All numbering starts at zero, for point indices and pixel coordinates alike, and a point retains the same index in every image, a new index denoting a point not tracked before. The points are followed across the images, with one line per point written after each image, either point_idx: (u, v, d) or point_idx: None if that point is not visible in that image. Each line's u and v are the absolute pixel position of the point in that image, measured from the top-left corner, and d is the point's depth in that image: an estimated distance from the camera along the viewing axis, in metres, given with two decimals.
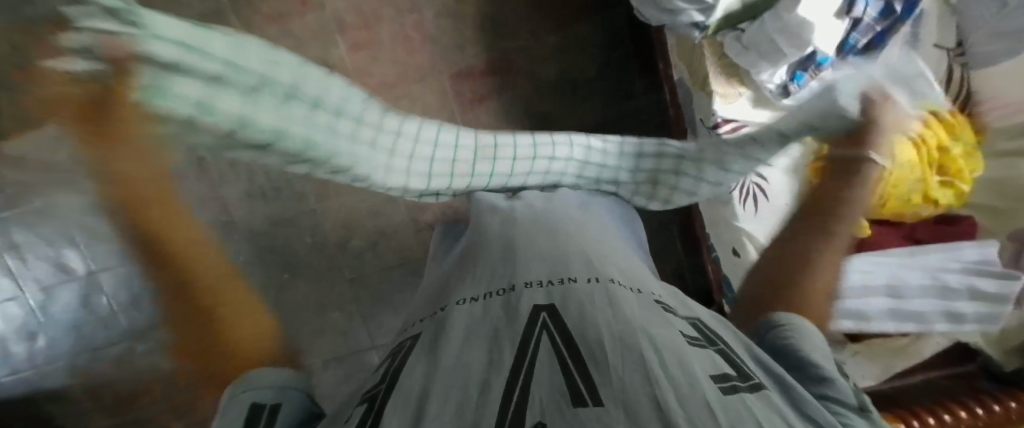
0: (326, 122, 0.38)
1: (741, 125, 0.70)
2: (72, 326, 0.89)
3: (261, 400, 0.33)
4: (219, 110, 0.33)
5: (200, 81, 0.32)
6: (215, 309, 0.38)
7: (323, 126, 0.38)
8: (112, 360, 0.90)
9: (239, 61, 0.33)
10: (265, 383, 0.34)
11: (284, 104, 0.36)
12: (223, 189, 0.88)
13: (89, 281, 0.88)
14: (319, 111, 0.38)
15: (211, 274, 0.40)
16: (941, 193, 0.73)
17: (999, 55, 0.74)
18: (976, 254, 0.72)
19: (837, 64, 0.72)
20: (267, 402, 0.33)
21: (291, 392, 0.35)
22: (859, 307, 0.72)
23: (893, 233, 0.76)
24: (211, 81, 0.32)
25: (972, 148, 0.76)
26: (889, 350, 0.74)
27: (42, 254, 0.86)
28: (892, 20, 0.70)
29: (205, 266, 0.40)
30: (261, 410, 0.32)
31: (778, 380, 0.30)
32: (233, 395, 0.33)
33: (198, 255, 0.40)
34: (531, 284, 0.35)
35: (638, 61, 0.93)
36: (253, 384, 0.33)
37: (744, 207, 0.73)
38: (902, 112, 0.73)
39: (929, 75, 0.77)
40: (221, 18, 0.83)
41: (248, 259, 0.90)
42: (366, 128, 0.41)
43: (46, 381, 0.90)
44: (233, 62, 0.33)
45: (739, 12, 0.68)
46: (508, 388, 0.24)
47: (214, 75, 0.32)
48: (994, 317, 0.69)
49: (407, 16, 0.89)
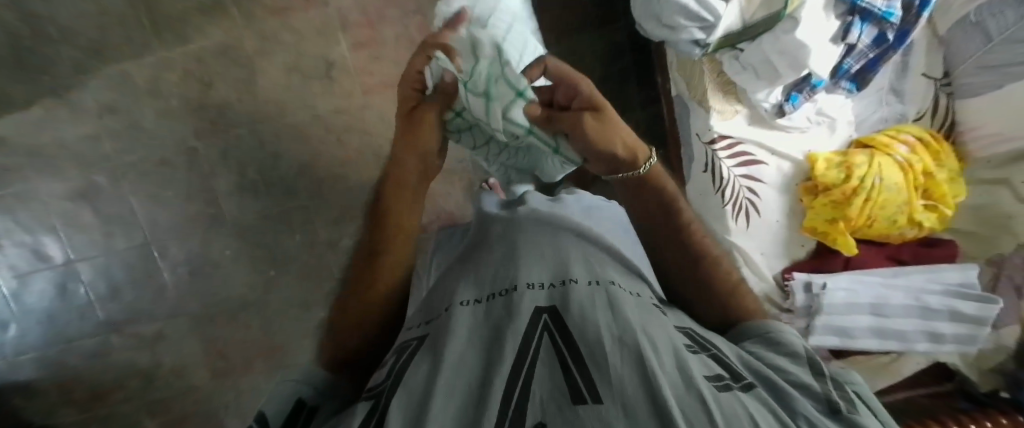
0: (494, 99, 0.43)
1: (736, 143, 0.73)
2: (45, 316, 0.85)
3: (304, 395, 0.34)
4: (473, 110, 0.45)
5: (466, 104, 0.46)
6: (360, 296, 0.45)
7: (493, 106, 0.43)
8: (86, 354, 0.87)
9: (477, 98, 0.44)
10: (308, 380, 0.35)
11: (485, 102, 0.44)
12: (214, 182, 0.87)
13: (67, 270, 0.85)
14: (493, 98, 0.43)
15: (381, 274, 0.46)
16: (925, 216, 0.75)
17: (985, 87, 0.76)
18: (958, 277, 0.75)
19: (831, 87, 0.74)
20: (307, 399, 0.34)
21: (333, 395, 0.36)
22: (845, 324, 0.73)
23: (878, 253, 0.79)
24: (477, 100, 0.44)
25: (955, 173, 0.78)
26: (872, 368, 0.76)
27: (19, 241, 0.83)
28: (884, 48, 0.72)
29: (383, 270, 0.46)
30: (301, 409, 0.33)
31: (767, 383, 0.29)
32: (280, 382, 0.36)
33: (390, 256, 0.47)
34: (533, 285, 0.35)
35: (637, 76, 0.97)
36: (301, 377, 0.36)
37: (738, 221, 0.73)
38: (892, 136, 0.75)
39: (916, 101, 0.79)
40: (222, 9, 0.83)
41: (236, 253, 0.89)
42: (502, 97, 0.42)
43: (14, 373, 0.86)
44: (477, 99, 0.44)
45: (738, 33, 0.66)
46: (510, 384, 0.24)
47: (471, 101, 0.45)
48: (971, 338, 0.73)
49: (411, 18, 0.90)
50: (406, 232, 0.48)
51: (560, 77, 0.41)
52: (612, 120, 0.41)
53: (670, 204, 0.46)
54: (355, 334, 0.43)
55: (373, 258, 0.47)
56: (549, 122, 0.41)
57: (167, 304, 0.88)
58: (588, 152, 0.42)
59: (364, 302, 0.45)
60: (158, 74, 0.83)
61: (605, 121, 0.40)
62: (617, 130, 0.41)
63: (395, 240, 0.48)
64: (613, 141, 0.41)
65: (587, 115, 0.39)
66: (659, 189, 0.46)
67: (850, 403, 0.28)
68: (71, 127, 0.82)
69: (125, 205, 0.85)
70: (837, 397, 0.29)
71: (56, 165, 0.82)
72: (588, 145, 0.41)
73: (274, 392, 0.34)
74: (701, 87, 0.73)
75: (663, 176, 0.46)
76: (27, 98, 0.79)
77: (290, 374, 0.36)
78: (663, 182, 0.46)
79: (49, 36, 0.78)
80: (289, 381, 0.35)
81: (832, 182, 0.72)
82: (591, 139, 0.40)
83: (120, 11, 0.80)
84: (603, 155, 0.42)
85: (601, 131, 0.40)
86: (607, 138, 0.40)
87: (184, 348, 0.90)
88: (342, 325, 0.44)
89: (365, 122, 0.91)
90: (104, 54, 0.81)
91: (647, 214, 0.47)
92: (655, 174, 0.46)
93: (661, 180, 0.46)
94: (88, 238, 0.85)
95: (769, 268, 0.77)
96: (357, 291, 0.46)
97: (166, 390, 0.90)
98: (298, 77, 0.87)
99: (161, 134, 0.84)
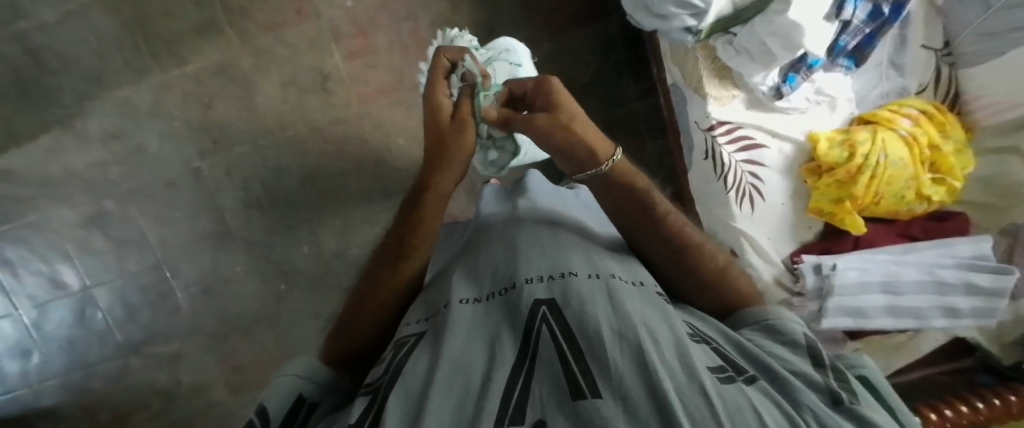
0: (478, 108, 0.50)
1: (736, 127, 0.72)
2: (66, 342, 0.87)
3: (306, 392, 0.33)
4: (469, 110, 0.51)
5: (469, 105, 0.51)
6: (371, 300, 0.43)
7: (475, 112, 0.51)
8: (108, 377, 0.89)
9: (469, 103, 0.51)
10: (314, 377, 0.34)
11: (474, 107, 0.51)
12: (219, 200, 0.88)
13: (84, 296, 0.86)
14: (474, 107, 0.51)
15: (396, 283, 0.44)
16: (934, 190, 0.74)
17: (987, 54, 0.74)
18: (970, 250, 0.73)
19: (828, 65, 0.72)
20: (308, 396, 0.33)
21: (331, 394, 0.36)
22: (858, 304, 0.72)
23: (888, 231, 0.77)
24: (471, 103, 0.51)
25: (962, 144, 0.77)
26: (887, 349, 0.75)
27: (36, 270, 0.85)
28: (880, 22, 0.71)
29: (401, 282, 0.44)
30: (300, 407, 0.32)
31: (771, 374, 0.29)
32: (280, 375, 0.34)
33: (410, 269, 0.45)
34: (532, 279, 0.35)
35: (632, 66, 0.96)
36: (306, 373, 0.34)
37: (742, 207, 0.73)
38: (894, 111, 0.74)
39: (917, 74, 0.78)
40: (216, 29, 0.84)
41: (245, 269, 0.90)
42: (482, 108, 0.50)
43: (39, 400, 0.87)
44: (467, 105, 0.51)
45: (730, 17, 0.66)
46: (510, 382, 0.24)
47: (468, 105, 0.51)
48: (990, 311, 0.72)
49: (403, 25, 0.90)
50: (428, 242, 0.46)
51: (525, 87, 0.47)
52: (570, 117, 0.43)
53: (644, 198, 0.44)
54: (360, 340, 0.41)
55: (394, 262, 0.45)
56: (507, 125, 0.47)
57: (182, 323, 0.90)
58: (547, 149, 0.45)
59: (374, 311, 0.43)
60: (158, 97, 0.84)
61: (557, 116, 0.43)
62: (574, 126, 0.43)
63: (418, 247, 0.45)
64: (568, 138, 0.43)
65: (537, 115, 0.43)
66: (630, 184, 0.45)
67: (859, 398, 0.28)
68: (78, 155, 0.83)
69: (135, 228, 0.86)
70: (844, 389, 0.28)
71: (66, 192, 0.84)
72: (540, 140, 0.44)
73: (274, 385, 0.33)
74: (696, 73, 0.72)
75: (630, 169, 0.45)
76: (33, 129, 0.81)
77: (289, 368, 0.35)
78: (630, 177, 0.45)
79: (51, 67, 0.80)
80: (289, 376, 0.34)
81: (835, 161, 0.71)
82: (539, 134, 0.43)
83: (118, 37, 0.81)
84: (559, 151, 0.44)
85: (552, 125, 0.43)
86: (558, 131, 0.43)
87: (201, 365, 0.91)
88: (347, 321, 0.43)
89: (364, 131, 0.91)
90: (106, 82, 0.82)
91: (624, 210, 0.45)
92: (621, 174, 0.45)
93: (628, 175, 0.45)
94: (102, 262, 0.86)
95: (778, 252, 0.76)
96: (370, 295, 0.44)
97: (186, 407, 0.91)
98: (295, 90, 0.88)
99: (165, 156, 0.85)
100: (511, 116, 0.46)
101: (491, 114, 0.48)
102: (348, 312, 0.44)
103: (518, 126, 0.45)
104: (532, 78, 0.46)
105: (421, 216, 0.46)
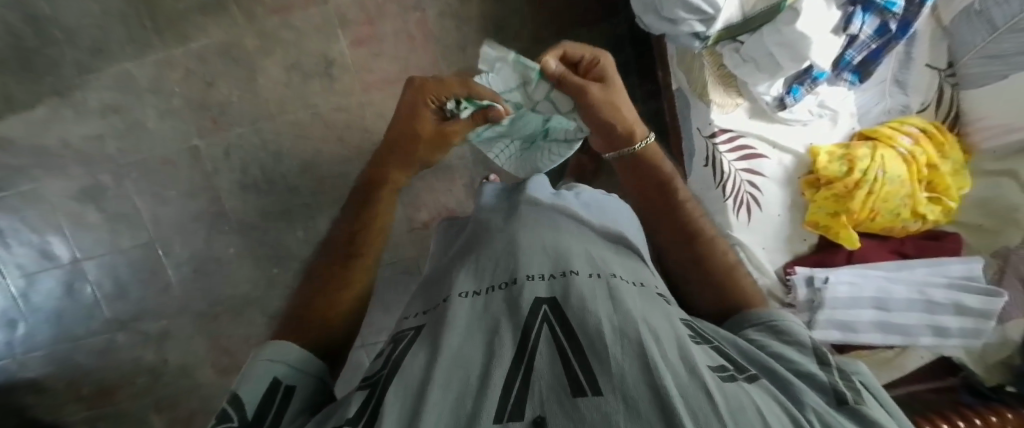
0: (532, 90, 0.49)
1: (738, 136, 0.73)
2: (54, 314, 0.87)
3: (282, 376, 0.33)
4: (514, 92, 0.49)
5: (513, 89, 0.48)
6: (337, 288, 0.44)
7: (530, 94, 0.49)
8: (95, 351, 0.88)
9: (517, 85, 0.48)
10: (290, 361, 0.34)
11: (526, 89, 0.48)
12: (215, 180, 0.87)
13: (74, 268, 0.86)
14: (528, 88, 0.48)
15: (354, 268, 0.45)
16: (929, 209, 0.75)
17: (990, 76, 0.74)
18: (962, 269, 0.75)
19: (833, 78, 0.73)
20: (285, 381, 0.33)
21: (310, 378, 0.35)
22: (848, 317, 0.73)
23: (881, 247, 0.78)
24: (515, 87, 0.48)
25: (960, 166, 0.77)
26: (875, 362, 0.75)
27: (26, 240, 0.84)
28: (887, 38, 0.70)
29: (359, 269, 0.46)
30: (277, 388, 0.32)
31: (774, 377, 0.29)
32: (255, 361, 0.34)
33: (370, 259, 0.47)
34: (533, 276, 0.35)
35: (637, 67, 0.95)
36: (276, 357, 0.34)
37: (739, 215, 0.73)
38: (894, 128, 0.75)
39: (919, 93, 0.78)
40: (222, 8, 0.83)
41: (239, 252, 0.90)
42: (538, 89, 0.48)
43: (25, 370, 0.88)
44: (516, 87, 0.48)
45: (739, 25, 0.66)
46: (508, 380, 0.24)
47: (513, 89, 0.48)
48: (977, 331, 0.73)
49: (410, 15, 0.89)
50: (382, 236, 0.49)
51: (579, 54, 0.47)
52: (617, 93, 0.48)
53: (666, 179, 0.50)
54: (333, 328, 0.41)
55: (347, 261, 0.46)
56: (560, 86, 0.47)
57: (172, 302, 0.89)
58: (594, 123, 0.49)
59: (335, 296, 0.43)
60: (160, 73, 0.83)
61: (609, 91, 0.47)
62: (618, 102, 0.48)
63: (370, 242, 0.48)
64: (615, 115, 0.48)
65: (592, 86, 0.46)
66: (654, 169, 0.50)
67: (861, 399, 0.28)
68: (75, 128, 0.82)
69: (129, 203, 0.86)
70: (846, 390, 0.28)
71: (61, 164, 0.83)
72: (590, 109, 0.47)
73: (247, 372, 0.33)
74: (703, 80, 0.72)
75: (659, 154, 0.51)
76: (32, 98, 0.80)
77: (266, 352, 0.34)
78: (658, 161, 0.50)
79: (52, 37, 0.79)
80: (263, 361, 0.34)
81: (834, 174, 0.72)
82: (595, 106, 0.47)
83: (122, 11, 0.80)
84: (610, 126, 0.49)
85: (606, 100, 0.47)
86: (608, 107, 0.47)
87: (189, 345, 0.91)
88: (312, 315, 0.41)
89: (365, 119, 0.90)
90: (106, 55, 0.81)
91: (645, 194, 0.50)
92: (652, 154, 0.51)
93: (657, 156, 0.51)
94: (93, 237, 0.86)
95: (771, 262, 0.76)
96: (326, 287, 0.43)
97: (173, 387, 0.91)
98: (298, 74, 0.87)
99: (163, 132, 0.84)
100: (569, 82, 0.46)
101: (552, 69, 0.45)
102: (303, 306, 0.42)
103: (572, 89, 0.46)
104: (588, 53, 0.47)
105: (376, 211, 0.50)
